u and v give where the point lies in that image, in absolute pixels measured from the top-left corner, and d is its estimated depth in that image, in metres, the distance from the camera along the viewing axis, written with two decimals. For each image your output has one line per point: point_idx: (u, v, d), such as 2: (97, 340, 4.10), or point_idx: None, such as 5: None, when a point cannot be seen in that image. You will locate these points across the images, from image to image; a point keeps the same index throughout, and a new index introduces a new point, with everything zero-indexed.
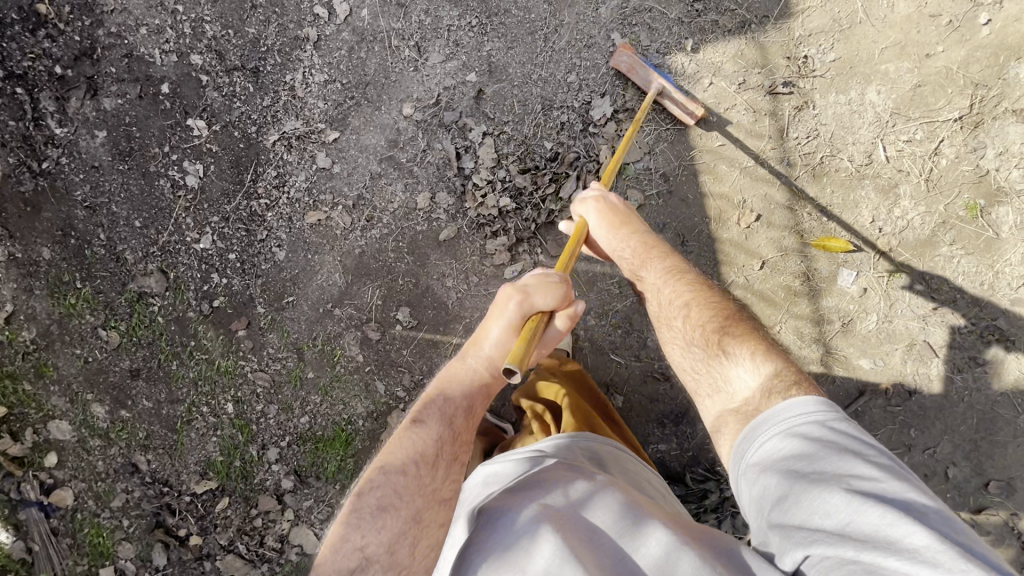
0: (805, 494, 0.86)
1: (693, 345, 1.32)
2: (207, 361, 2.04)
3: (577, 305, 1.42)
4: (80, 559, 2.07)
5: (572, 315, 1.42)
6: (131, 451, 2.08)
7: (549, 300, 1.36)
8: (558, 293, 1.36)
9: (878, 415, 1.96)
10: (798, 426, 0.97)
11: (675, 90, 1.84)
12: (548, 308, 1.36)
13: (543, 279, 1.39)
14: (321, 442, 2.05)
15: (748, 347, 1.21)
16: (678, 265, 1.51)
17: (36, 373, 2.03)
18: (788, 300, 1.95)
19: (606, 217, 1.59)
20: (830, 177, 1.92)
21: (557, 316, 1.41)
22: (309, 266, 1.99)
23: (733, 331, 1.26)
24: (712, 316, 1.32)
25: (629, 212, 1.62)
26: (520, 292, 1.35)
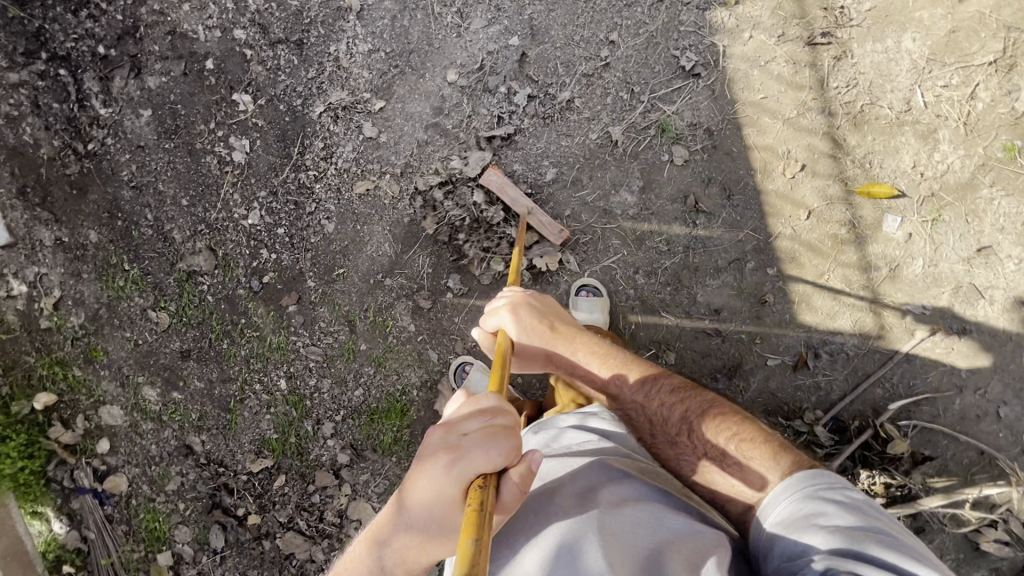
0: (838, 538, 0.91)
1: (705, 456, 1.21)
2: (259, 339, 2.03)
3: (532, 459, 1.01)
4: (137, 545, 2.06)
5: (527, 473, 1.00)
6: (185, 433, 2.06)
7: (494, 455, 0.98)
8: (504, 445, 0.98)
9: (929, 359, 1.98)
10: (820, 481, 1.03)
11: (540, 211, 1.96)
12: (494, 468, 0.97)
13: (485, 424, 1.02)
14: (376, 413, 2.05)
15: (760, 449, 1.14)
16: (634, 362, 1.40)
17: (87, 358, 2.02)
18: (834, 249, 1.98)
19: (534, 324, 1.39)
20: (871, 124, 1.95)
21: (509, 476, 0.99)
22: (359, 236, 1.99)
23: (740, 430, 1.20)
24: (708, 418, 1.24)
25: (552, 310, 1.46)
26: (449, 453, 1.01)
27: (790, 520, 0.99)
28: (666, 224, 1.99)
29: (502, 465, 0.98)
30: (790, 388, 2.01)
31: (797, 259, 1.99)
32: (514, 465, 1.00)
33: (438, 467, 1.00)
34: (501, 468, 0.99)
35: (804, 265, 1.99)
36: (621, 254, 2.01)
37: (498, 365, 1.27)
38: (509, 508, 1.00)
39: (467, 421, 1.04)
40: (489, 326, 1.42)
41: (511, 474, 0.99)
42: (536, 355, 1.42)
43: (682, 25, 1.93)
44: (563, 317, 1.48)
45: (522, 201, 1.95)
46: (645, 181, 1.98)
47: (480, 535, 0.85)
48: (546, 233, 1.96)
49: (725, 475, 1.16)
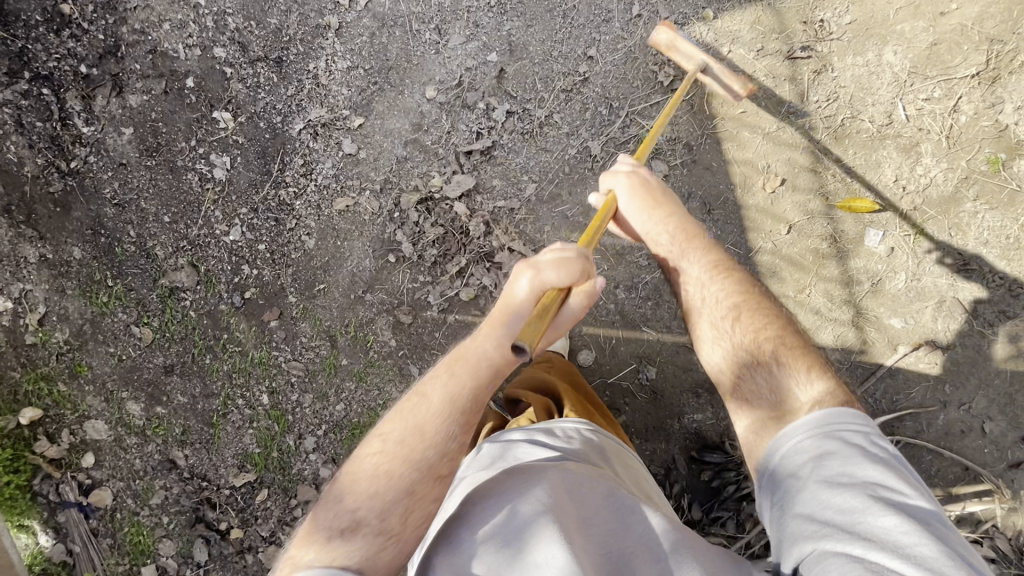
0: (832, 486, 0.88)
1: (735, 347, 1.20)
2: (241, 353, 2.05)
3: (596, 281, 1.22)
4: (122, 558, 2.07)
5: (588, 292, 1.22)
6: (169, 447, 2.08)
7: (562, 276, 1.17)
8: (574, 268, 1.17)
9: (912, 374, 1.97)
10: (832, 425, 0.97)
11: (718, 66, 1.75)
12: (564, 286, 1.18)
13: (559, 254, 1.19)
14: (358, 428, 2.05)
15: (802, 361, 1.12)
16: (720, 259, 1.36)
17: (71, 373, 2.04)
18: (816, 263, 1.97)
19: (641, 194, 1.48)
20: (851, 138, 1.94)
21: (573, 295, 1.21)
22: (339, 252, 2.00)
23: (785, 340, 1.17)
24: (761, 322, 1.20)
25: (665, 192, 1.51)
26: (530, 266, 1.18)
27: (780, 468, 0.98)
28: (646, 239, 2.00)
29: (568, 285, 1.19)
30: None
31: (778, 273, 1.98)
32: (580, 284, 1.21)
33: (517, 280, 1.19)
34: (569, 286, 1.20)
35: (785, 279, 1.98)
36: (602, 269, 2.05)
37: (593, 222, 1.42)
38: (570, 320, 1.23)
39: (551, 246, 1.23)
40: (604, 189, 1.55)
41: (573, 295, 1.21)
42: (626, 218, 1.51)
43: None
44: (673, 199, 1.50)
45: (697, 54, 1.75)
46: None
47: (540, 322, 1.11)
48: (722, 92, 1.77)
49: (757, 368, 1.15)
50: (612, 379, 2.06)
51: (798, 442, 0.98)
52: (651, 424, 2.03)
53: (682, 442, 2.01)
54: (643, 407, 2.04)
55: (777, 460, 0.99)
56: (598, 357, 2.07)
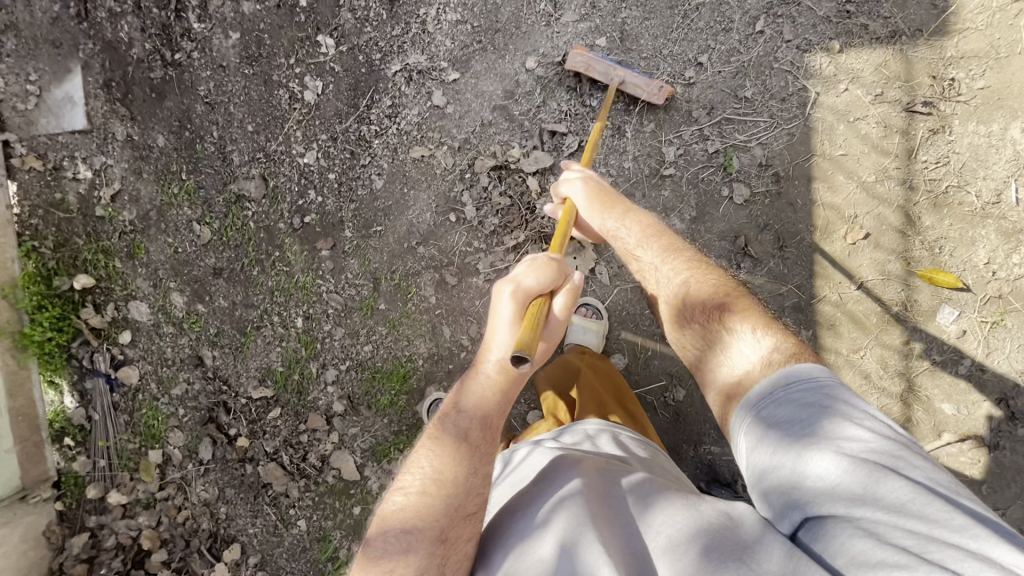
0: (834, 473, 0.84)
1: (696, 321, 1.20)
2: (286, 274, 2.09)
3: (573, 278, 1.27)
4: (134, 437, 2.18)
5: (572, 291, 1.26)
6: (199, 345, 2.15)
7: (543, 279, 1.21)
8: (551, 270, 1.22)
9: (951, 464, 1.87)
10: (812, 398, 0.94)
11: (634, 76, 1.83)
12: (543, 290, 1.21)
13: (531, 261, 1.23)
14: (380, 373, 2.10)
15: (751, 320, 1.12)
16: (673, 242, 1.35)
17: (129, 253, 2.13)
18: (879, 326, 1.88)
19: (592, 197, 1.51)
20: (951, 209, 1.83)
21: (557, 296, 1.25)
22: (403, 199, 2.01)
23: (735, 302, 1.16)
24: (711, 291, 1.20)
25: (616, 194, 1.54)
26: (510, 282, 1.19)
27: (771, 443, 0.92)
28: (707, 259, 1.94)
29: (549, 288, 1.22)
30: None
31: (836, 327, 1.90)
32: (562, 286, 1.25)
33: (500, 297, 1.19)
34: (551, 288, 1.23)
35: (841, 334, 1.90)
36: None
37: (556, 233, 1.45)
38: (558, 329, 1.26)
39: (520, 263, 1.25)
40: (560, 197, 1.63)
41: (558, 296, 1.24)
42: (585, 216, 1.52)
43: (777, 62, 1.85)
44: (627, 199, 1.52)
45: (613, 73, 1.84)
46: (698, 210, 1.92)
47: (532, 331, 1.11)
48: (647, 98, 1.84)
49: (720, 341, 1.13)
50: (637, 390, 2.02)
51: (791, 414, 0.93)
52: (666, 444, 1.99)
53: (692, 469, 1.98)
54: (662, 426, 2.00)
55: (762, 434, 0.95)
56: (629, 365, 2.02)
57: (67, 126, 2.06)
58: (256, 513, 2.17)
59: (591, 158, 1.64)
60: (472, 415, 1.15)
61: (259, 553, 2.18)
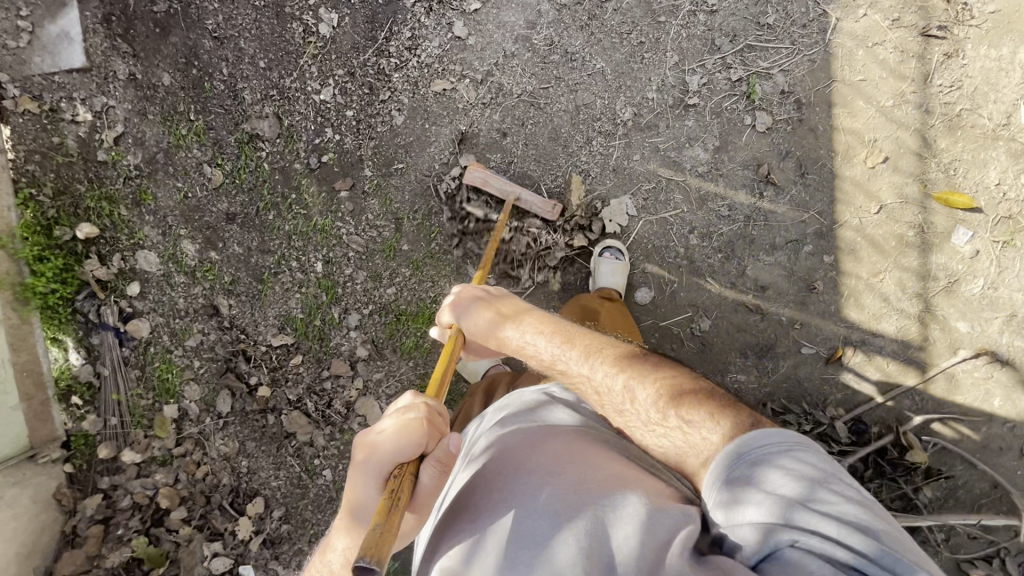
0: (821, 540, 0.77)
1: (646, 423, 1.09)
2: (304, 217, 2.04)
3: (448, 443, 1.06)
4: (146, 392, 2.10)
5: (444, 461, 1.05)
6: (214, 294, 2.08)
7: (406, 448, 1.02)
8: (420, 435, 1.02)
9: (965, 380, 1.95)
10: (793, 463, 0.85)
11: (529, 192, 1.94)
12: (410, 458, 1.02)
13: (400, 420, 1.05)
14: (405, 315, 2.07)
15: (708, 409, 1.00)
16: (588, 337, 1.30)
17: (136, 200, 2.04)
18: (897, 250, 1.94)
19: (481, 311, 1.45)
20: (964, 131, 1.88)
21: (427, 463, 1.03)
22: (424, 134, 1.99)
23: (681, 392, 1.07)
24: (656, 382, 1.11)
25: (504, 297, 1.50)
26: (369, 447, 1.03)
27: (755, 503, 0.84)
28: (731, 189, 1.97)
29: (417, 454, 1.03)
30: (817, 379, 2.01)
31: (856, 251, 1.96)
32: (430, 454, 1.05)
33: (357, 467, 1.03)
34: (418, 455, 1.04)
35: (861, 259, 1.96)
36: (680, 210, 1.99)
37: (438, 365, 1.36)
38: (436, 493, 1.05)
39: (386, 414, 1.08)
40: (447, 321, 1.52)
41: (425, 467, 1.03)
42: (487, 338, 1.42)
43: None
44: (515, 301, 1.49)
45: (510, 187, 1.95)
46: (722, 138, 1.95)
47: (384, 518, 0.90)
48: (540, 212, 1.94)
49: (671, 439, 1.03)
50: (663, 323, 2.04)
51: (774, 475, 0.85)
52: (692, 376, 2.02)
53: None
54: (688, 358, 2.04)
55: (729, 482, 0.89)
56: (656, 298, 2.04)
57: (65, 65, 1.95)
58: (280, 465, 2.12)
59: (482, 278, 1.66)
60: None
61: (283, 506, 2.13)
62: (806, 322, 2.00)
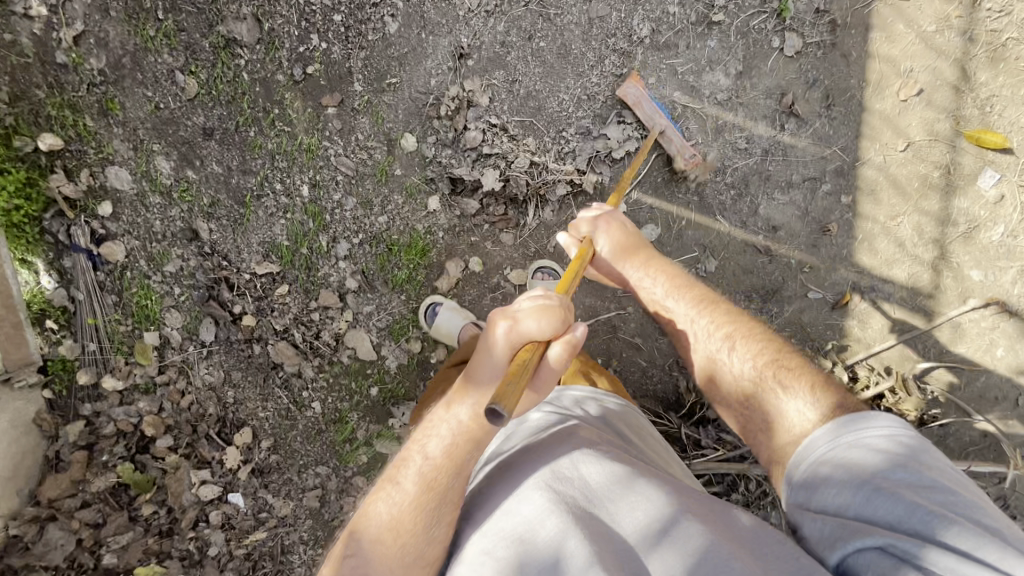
0: (894, 515, 0.81)
1: (739, 377, 1.20)
2: (289, 135, 1.89)
3: (577, 331, 1.09)
4: (125, 319, 2.01)
5: (572, 342, 1.09)
6: (192, 217, 1.95)
7: (540, 328, 1.07)
8: (556, 318, 1.07)
9: (971, 330, 1.90)
10: (868, 439, 0.90)
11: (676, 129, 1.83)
12: (542, 337, 1.07)
13: (538, 301, 1.09)
14: (396, 247, 1.96)
15: (808, 383, 1.08)
16: (707, 295, 1.38)
17: (101, 109, 1.85)
18: (919, 192, 1.84)
19: (613, 239, 1.49)
20: (1007, 63, 1.74)
21: (554, 345, 1.08)
22: (420, 46, 1.84)
23: (789, 362, 1.15)
24: (764, 349, 1.19)
25: (636, 234, 1.52)
26: (509, 318, 1.09)
27: (826, 481, 0.90)
28: (749, 119, 1.84)
29: (548, 336, 1.08)
30: (820, 325, 1.95)
31: (876, 193, 1.86)
32: (562, 333, 1.08)
33: (495, 335, 1.10)
34: (548, 338, 1.08)
35: (880, 201, 1.86)
36: (695, 141, 1.86)
37: (572, 268, 1.32)
38: (554, 375, 1.10)
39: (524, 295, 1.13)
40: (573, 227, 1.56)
41: (556, 346, 1.08)
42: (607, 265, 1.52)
43: None
44: (645, 240, 1.52)
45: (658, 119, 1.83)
46: (745, 60, 1.80)
47: (517, 382, 0.98)
48: (677, 155, 1.85)
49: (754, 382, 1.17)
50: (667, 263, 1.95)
51: (850, 455, 0.90)
52: None
53: None
54: None
55: (812, 464, 0.94)
56: (662, 236, 1.93)
57: None
58: (267, 396, 2.07)
59: (620, 197, 1.57)
60: (452, 429, 1.14)
61: (271, 437, 2.10)
62: (817, 266, 1.92)
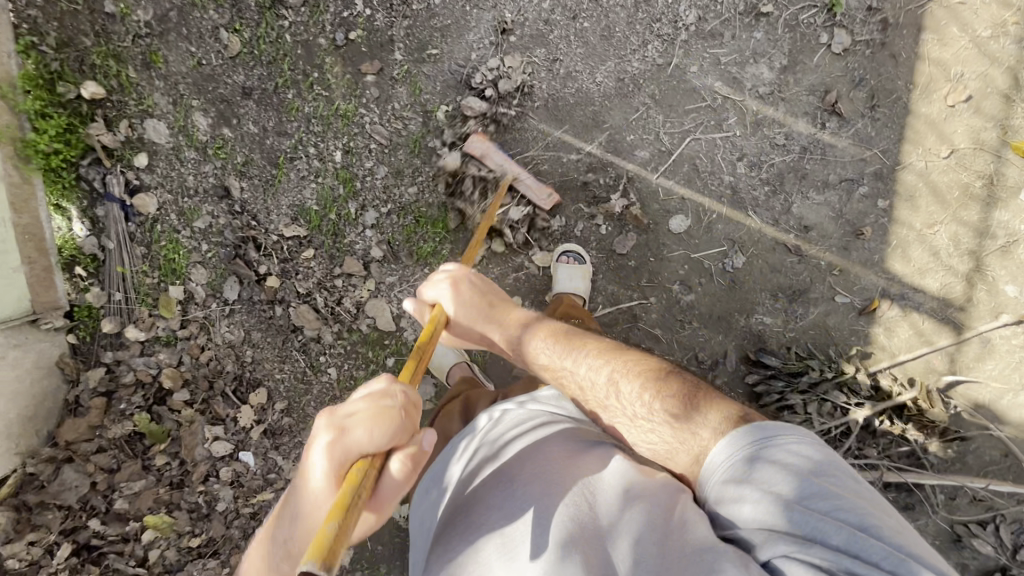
0: (800, 523, 0.82)
1: (640, 417, 1.10)
2: (326, 100, 1.90)
3: (421, 439, 0.99)
4: (151, 271, 2.03)
5: (414, 456, 0.97)
6: (225, 174, 1.96)
7: (374, 440, 0.92)
8: (393, 428, 0.93)
9: (1000, 346, 1.86)
10: (762, 451, 0.89)
11: (528, 175, 1.89)
12: (375, 451, 0.92)
13: (373, 404, 0.95)
14: (423, 219, 1.96)
15: (696, 410, 1.03)
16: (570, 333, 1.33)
17: (145, 62, 1.88)
18: (959, 201, 1.81)
19: (466, 296, 1.38)
20: None
21: (394, 459, 0.95)
22: (464, 19, 1.84)
23: (666, 389, 1.09)
24: (640, 379, 1.13)
25: (483, 284, 1.44)
26: (334, 427, 0.92)
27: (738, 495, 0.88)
28: (790, 115, 1.81)
29: (386, 448, 0.94)
30: (845, 329, 1.92)
31: (914, 199, 1.82)
32: (400, 446, 0.96)
33: (317, 446, 0.92)
34: (386, 448, 0.94)
35: (918, 207, 1.83)
36: (732, 134, 1.84)
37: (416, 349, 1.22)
38: (392, 493, 0.96)
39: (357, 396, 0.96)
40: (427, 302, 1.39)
41: (393, 460, 0.95)
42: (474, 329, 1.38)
43: None
44: (493, 289, 1.46)
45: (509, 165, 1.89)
46: (790, 57, 1.79)
47: (342, 522, 0.81)
48: (533, 198, 1.88)
49: (662, 435, 1.06)
50: (694, 256, 1.93)
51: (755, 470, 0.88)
52: (716, 312, 1.94)
53: (738, 339, 1.94)
54: (714, 295, 1.94)
55: (721, 485, 0.92)
56: (691, 228, 1.91)
57: None
58: (285, 358, 2.09)
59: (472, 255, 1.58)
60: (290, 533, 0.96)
61: (286, 400, 2.11)
62: (847, 269, 1.89)
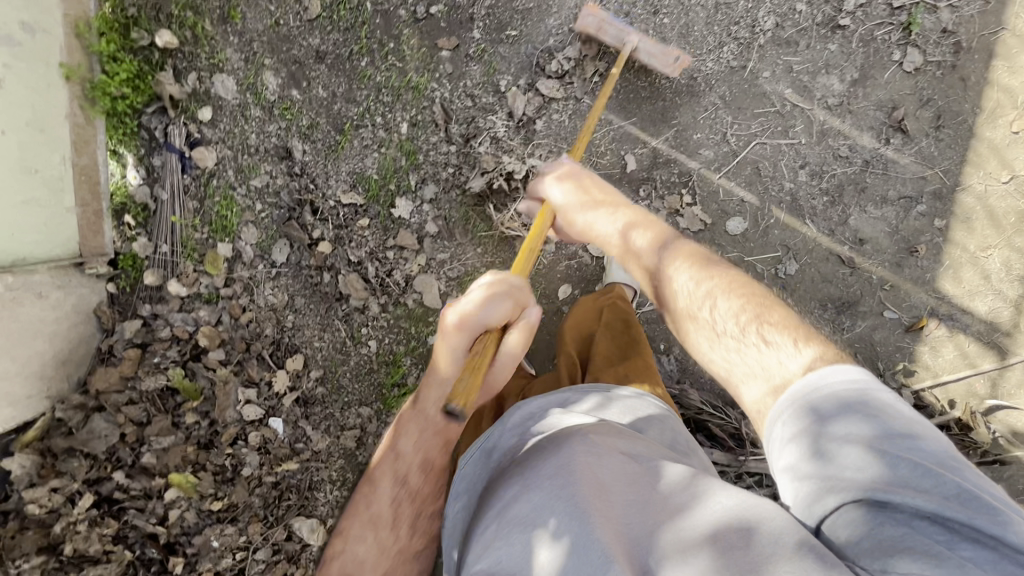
0: (888, 472, 0.75)
1: (726, 329, 1.09)
2: (398, 71, 1.92)
3: (531, 313, 1.12)
4: (201, 226, 2.01)
5: (526, 330, 1.11)
6: (289, 135, 1.96)
7: (492, 315, 1.06)
8: (505, 307, 1.08)
9: None
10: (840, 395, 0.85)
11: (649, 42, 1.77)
12: (493, 325, 1.08)
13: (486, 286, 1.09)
14: (482, 199, 1.97)
15: (789, 333, 1.01)
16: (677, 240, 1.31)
17: (222, 16, 1.91)
18: (1015, 227, 1.85)
19: (575, 193, 1.47)
20: None
21: (510, 329, 1.11)
22: (546, 5, 1.91)
23: (764, 309, 1.07)
24: (741, 295, 1.11)
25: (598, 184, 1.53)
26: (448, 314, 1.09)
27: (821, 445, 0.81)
28: (856, 128, 1.85)
29: (501, 322, 1.09)
30: (891, 345, 1.91)
31: (970, 221, 1.86)
32: (513, 321, 1.11)
33: (444, 339, 1.10)
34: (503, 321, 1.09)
35: (974, 230, 1.86)
36: (797, 142, 1.87)
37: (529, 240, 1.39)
38: (507, 368, 1.13)
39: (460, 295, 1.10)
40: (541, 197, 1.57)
41: (511, 331, 1.10)
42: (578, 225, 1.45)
43: None
44: (608, 189, 1.53)
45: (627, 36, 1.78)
46: (862, 69, 1.83)
47: (471, 371, 1.06)
48: (660, 65, 1.78)
49: (744, 355, 1.03)
50: (749, 258, 1.92)
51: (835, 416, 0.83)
52: None
53: None
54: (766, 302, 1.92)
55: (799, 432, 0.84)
56: (748, 231, 1.91)
57: None
58: (326, 326, 2.06)
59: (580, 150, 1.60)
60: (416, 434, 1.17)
61: (321, 368, 2.08)
62: (902, 284, 1.90)
